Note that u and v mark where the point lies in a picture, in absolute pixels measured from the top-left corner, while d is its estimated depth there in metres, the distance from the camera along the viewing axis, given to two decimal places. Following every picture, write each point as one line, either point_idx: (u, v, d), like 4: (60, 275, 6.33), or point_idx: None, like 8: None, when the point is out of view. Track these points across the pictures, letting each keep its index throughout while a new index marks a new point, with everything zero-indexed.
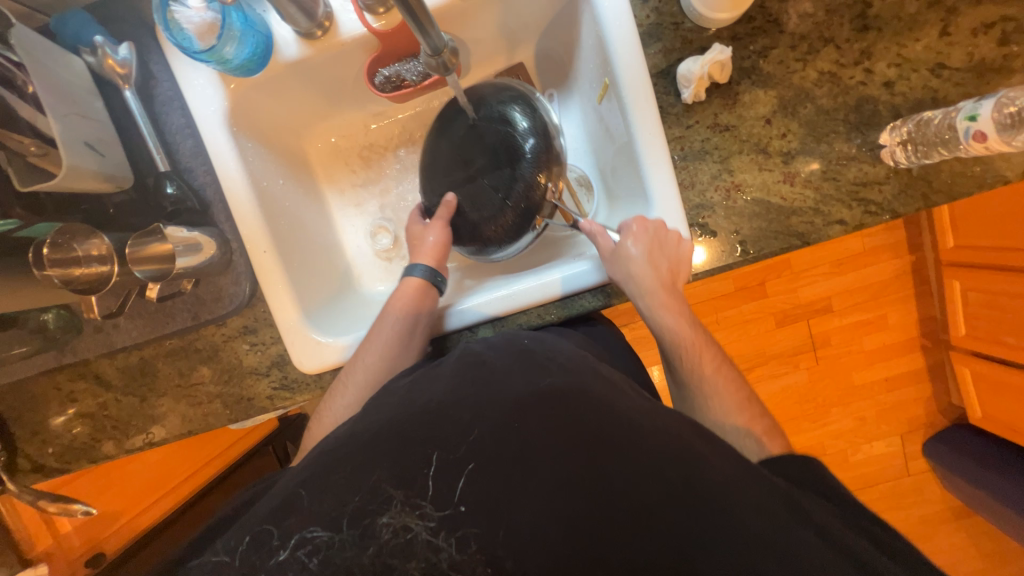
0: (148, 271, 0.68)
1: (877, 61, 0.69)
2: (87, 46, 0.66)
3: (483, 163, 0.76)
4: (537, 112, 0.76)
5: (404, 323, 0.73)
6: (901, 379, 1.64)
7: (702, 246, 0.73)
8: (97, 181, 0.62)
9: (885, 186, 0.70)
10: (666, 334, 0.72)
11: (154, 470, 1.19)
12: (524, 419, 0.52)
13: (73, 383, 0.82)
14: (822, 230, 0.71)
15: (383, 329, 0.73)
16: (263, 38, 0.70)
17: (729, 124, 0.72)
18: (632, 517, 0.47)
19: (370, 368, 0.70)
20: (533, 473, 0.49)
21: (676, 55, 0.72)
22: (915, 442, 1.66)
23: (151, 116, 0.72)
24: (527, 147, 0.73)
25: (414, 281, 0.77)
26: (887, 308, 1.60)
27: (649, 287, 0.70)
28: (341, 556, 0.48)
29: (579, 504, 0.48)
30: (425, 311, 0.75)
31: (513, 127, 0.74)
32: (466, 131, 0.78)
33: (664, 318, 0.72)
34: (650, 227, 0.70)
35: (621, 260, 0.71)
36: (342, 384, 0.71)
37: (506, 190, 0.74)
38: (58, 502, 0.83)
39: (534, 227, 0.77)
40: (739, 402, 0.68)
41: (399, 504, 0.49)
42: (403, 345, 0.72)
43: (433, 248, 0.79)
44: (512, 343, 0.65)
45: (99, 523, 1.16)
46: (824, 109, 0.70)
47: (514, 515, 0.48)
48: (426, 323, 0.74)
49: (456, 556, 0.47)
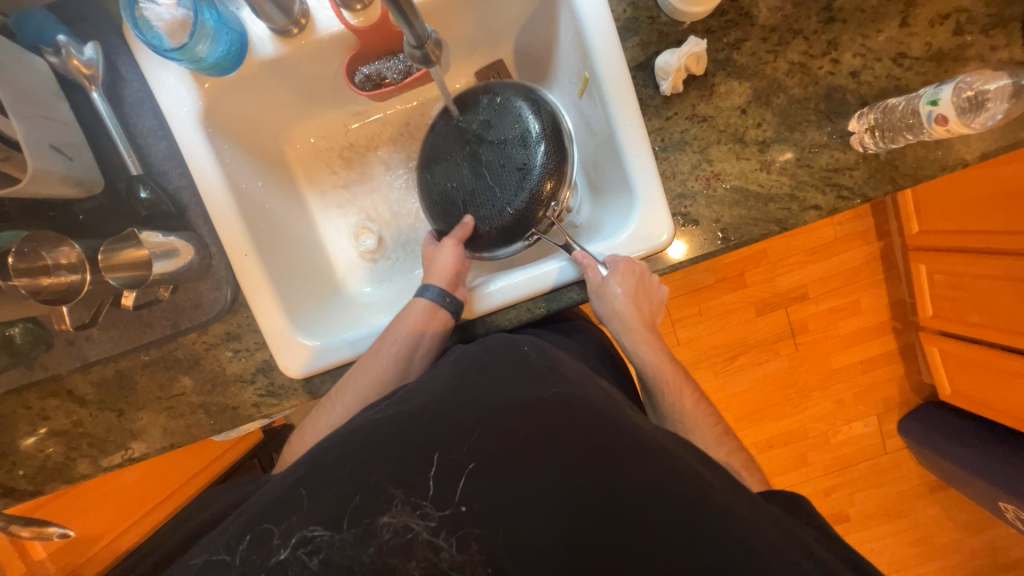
0: (121, 279, 0.65)
1: (844, 52, 0.72)
2: (50, 46, 0.64)
3: (494, 166, 0.76)
4: (550, 118, 0.76)
5: (406, 345, 0.72)
6: (875, 361, 1.71)
7: (683, 239, 0.75)
8: (66, 185, 0.59)
9: (855, 172, 0.73)
10: (644, 365, 0.80)
11: (132, 490, 1.14)
12: (529, 417, 0.55)
13: (45, 401, 0.78)
14: (799, 216, 0.74)
15: (378, 353, 0.71)
16: (237, 36, 0.68)
17: (706, 114, 0.73)
18: (627, 507, 0.50)
19: (361, 391, 0.69)
20: (534, 466, 0.51)
21: (653, 48, 0.74)
22: (890, 421, 1.73)
23: (121, 118, 0.70)
24: (536, 155, 0.74)
25: (424, 302, 0.74)
26: (859, 293, 1.66)
27: (632, 325, 0.77)
28: (341, 555, 0.47)
29: (579, 498, 0.50)
30: (429, 332, 0.73)
31: (525, 135, 0.75)
32: (481, 135, 0.78)
33: (642, 351, 0.79)
34: (636, 269, 0.73)
35: (610, 295, 0.72)
36: (329, 404, 0.70)
37: (509, 199, 0.75)
38: (32, 527, 0.78)
39: (527, 238, 0.77)
40: (718, 436, 0.78)
41: (400, 504, 0.48)
42: (403, 368, 0.71)
43: (448, 270, 0.76)
44: (511, 350, 0.68)
45: (74, 548, 1.09)
46: (796, 99, 0.73)
47: (515, 507, 0.49)
48: (428, 345, 0.73)
49: (457, 556, 0.47)
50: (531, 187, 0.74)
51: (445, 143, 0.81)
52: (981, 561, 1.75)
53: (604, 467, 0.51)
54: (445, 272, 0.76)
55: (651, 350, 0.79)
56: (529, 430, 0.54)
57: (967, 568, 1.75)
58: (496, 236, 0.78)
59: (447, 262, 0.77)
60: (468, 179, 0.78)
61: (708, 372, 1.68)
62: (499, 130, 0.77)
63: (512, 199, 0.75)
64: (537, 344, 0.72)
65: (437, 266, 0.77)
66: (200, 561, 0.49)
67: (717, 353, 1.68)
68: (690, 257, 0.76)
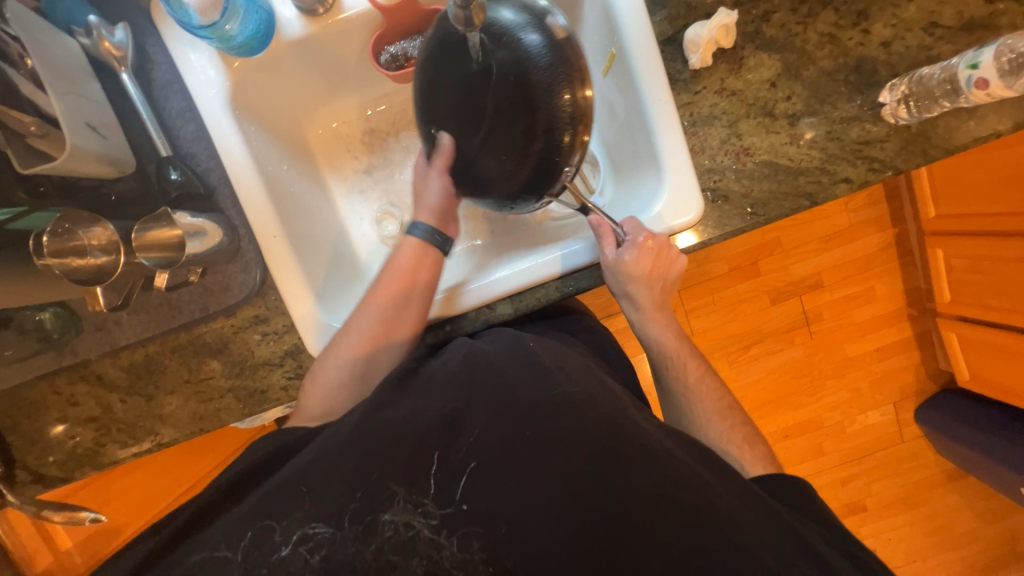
0: (154, 259, 0.65)
1: (874, 22, 0.71)
2: (81, 27, 0.64)
3: (496, 118, 0.58)
4: (558, 48, 0.56)
5: (399, 284, 0.70)
6: (893, 348, 1.69)
7: (692, 232, 0.75)
8: (100, 164, 0.59)
9: (887, 144, 0.72)
10: (654, 343, 0.79)
11: (151, 483, 1.13)
12: (536, 419, 0.53)
13: (74, 387, 0.78)
14: (829, 190, 0.73)
15: (375, 299, 0.70)
16: (266, 16, 0.68)
17: (735, 88, 0.73)
18: (637, 497, 0.50)
19: (362, 336, 0.68)
20: (556, 447, 0.52)
21: (681, 22, 0.73)
22: (907, 409, 1.71)
23: (150, 101, 0.70)
24: (545, 104, 0.56)
25: (413, 242, 0.72)
26: (875, 279, 1.65)
27: (643, 304, 0.75)
28: (342, 552, 0.48)
29: (578, 502, 0.49)
30: (424, 270, 0.71)
31: (527, 75, 0.56)
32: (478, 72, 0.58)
33: (650, 328, 0.78)
34: (656, 245, 0.70)
35: (625, 272, 0.70)
36: (324, 363, 0.69)
37: (514, 164, 0.59)
38: (64, 511, 0.78)
39: (540, 201, 0.63)
40: (722, 411, 0.75)
41: (401, 502, 0.50)
42: (403, 308, 0.70)
43: (434, 206, 0.72)
44: (517, 342, 0.65)
45: (103, 536, 1.10)
46: (826, 71, 0.72)
47: (524, 501, 0.50)
48: (426, 282, 0.71)
49: (457, 553, 0.48)
50: (535, 152, 0.58)
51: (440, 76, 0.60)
52: (998, 551, 1.73)
53: (605, 451, 0.51)
54: (425, 203, 0.72)
55: (661, 329, 0.78)
56: (542, 422, 0.53)
57: (984, 558, 1.74)
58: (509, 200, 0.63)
59: (429, 194, 0.71)
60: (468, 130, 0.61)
61: (723, 361, 1.67)
62: (497, 70, 0.57)
63: (519, 163, 0.59)
64: (544, 343, 0.69)
65: (420, 194, 0.73)
66: (195, 557, 0.49)
67: (732, 341, 1.66)
68: (703, 244, 0.76)
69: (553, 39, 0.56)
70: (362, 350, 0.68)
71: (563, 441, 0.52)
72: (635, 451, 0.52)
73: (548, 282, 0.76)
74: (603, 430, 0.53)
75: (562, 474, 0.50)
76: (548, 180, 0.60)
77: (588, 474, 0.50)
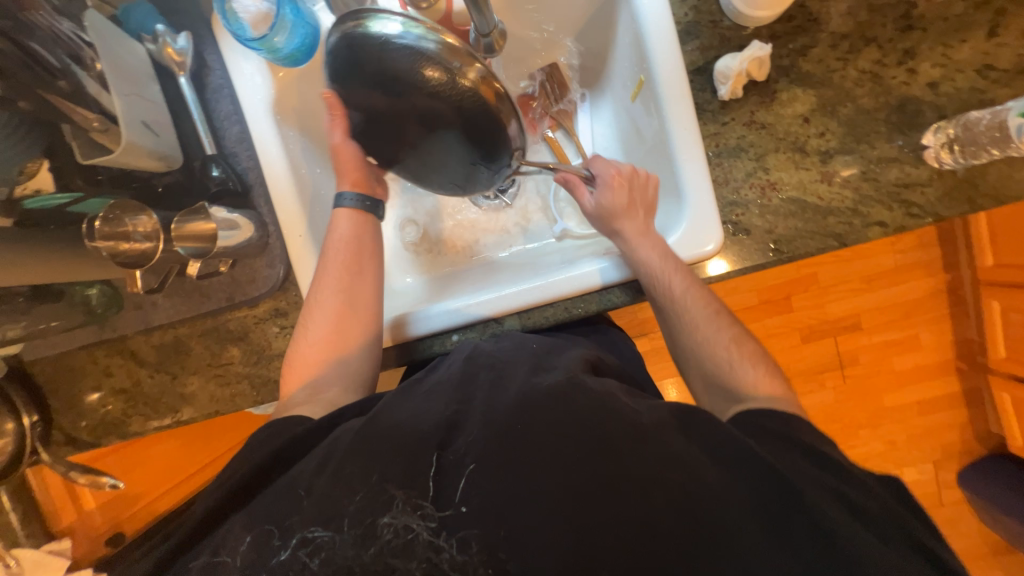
0: (189, 249, 0.70)
1: (921, 61, 0.68)
2: (149, 34, 0.70)
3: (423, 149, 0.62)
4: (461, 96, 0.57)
5: (347, 252, 0.72)
6: (936, 403, 1.57)
7: (723, 259, 0.72)
8: (152, 159, 0.64)
9: (928, 189, 0.68)
10: (644, 270, 0.69)
11: (168, 458, 1.18)
12: (547, 419, 0.50)
13: (110, 359, 0.84)
14: (861, 232, 0.70)
15: (329, 267, 0.71)
16: (312, 30, 0.72)
17: (765, 122, 0.71)
18: (656, 519, 0.45)
19: (328, 305, 0.70)
20: (563, 463, 0.47)
21: (713, 52, 0.72)
22: (949, 470, 1.58)
23: (202, 102, 0.75)
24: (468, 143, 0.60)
25: (345, 211, 0.74)
26: (919, 327, 1.54)
27: (632, 236, 0.70)
28: (341, 556, 0.45)
29: (587, 521, 0.45)
30: (368, 232, 0.75)
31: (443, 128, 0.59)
32: (382, 87, 0.57)
33: (638, 251, 0.70)
34: (626, 174, 0.73)
35: (607, 210, 0.72)
36: (299, 344, 0.69)
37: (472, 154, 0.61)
38: (87, 474, 0.84)
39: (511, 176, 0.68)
40: None
41: (400, 504, 0.47)
42: (357, 269, 0.72)
43: (350, 169, 0.75)
44: (520, 346, 0.65)
45: (123, 502, 1.17)
46: (864, 110, 0.69)
47: (521, 516, 0.46)
48: (372, 242, 0.75)
49: (457, 557, 0.45)
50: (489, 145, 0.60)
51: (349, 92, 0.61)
52: None
53: (620, 469, 0.47)
54: (343, 171, 0.75)
55: (652, 251, 0.69)
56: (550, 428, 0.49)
57: None
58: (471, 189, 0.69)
59: (345, 160, 0.74)
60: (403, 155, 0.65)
61: None
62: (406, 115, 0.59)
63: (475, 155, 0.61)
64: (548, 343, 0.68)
65: (337, 166, 0.75)
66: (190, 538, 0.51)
67: None
68: (731, 273, 0.73)
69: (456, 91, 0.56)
70: (331, 321, 0.69)
71: (568, 450, 0.48)
72: (648, 465, 0.47)
73: (558, 301, 0.77)
74: (622, 446, 0.48)
75: (573, 486, 0.46)
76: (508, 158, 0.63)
77: (598, 489, 0.46)
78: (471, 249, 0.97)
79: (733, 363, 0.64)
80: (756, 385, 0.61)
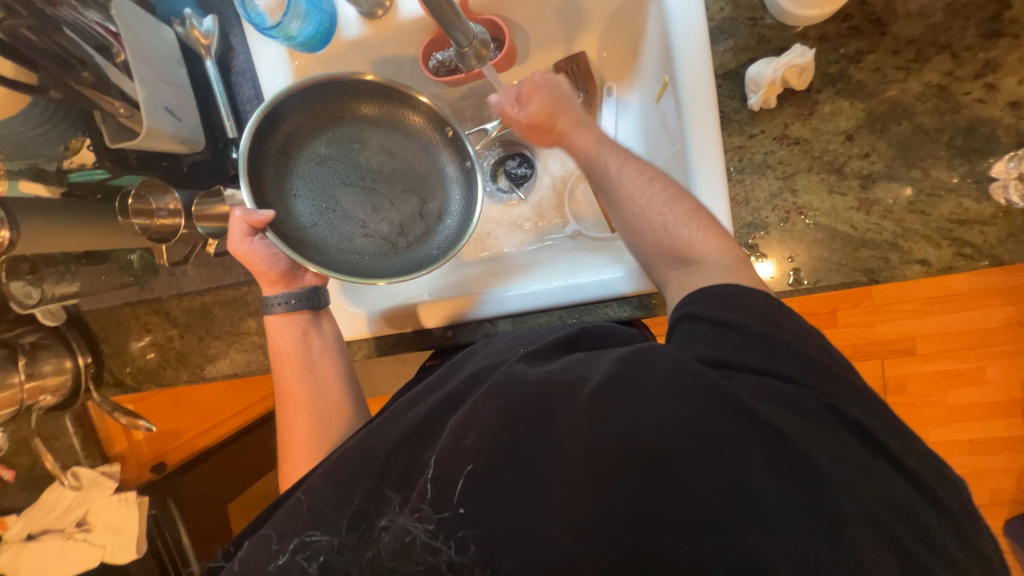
0: (209, 228, 0.74)
1: (1005, 76, 0.59)
2: (178, 18, 0.73)
3: (382, 191, 0.72)
4: (419, 148, 0.72)
5: (301, 357, 0.72)
6: (993, 444, 1.41)
7: (770, 261, 0.64)
8: (173, 142, 0.68)
9: (988, 228, 0.59)
10: (585, 162, 0.67)
11: (209, 399, 1.28)
12: (528, 438, 0.46)
13: (150, 316, 0.93)
14: (898, 269, 0.61)
15: (290, 379, 0.72)
16: (327, 17, 0.72)
17: (800, 137, 0.64)
18: (671, 553, 0.41)
19: (306, 413, 0.70)
20: (542, 478, 0.44)
21: (749, 54, 0.65)
22: (994, 516, 1.44)
23: (227, 86, 0.78)
24: (424, 184, 0.73)
25: (279, 313, 0.72)
26: (986, 360, 1.35)
27: (572, 126, 0.69)
28: (341, 561, 0.47)
29: (611, 530, 0.42)
30: (316, 327, 0.75)
31: (391, 175, 0.72)
32: (337, 146, 0.70)
33: (574, 140, 0.68)
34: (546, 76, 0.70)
35: (545, 109, 0.69)
36: (289, 461, 0.69)
37: (440, 212, 0.73)
38: (128, 416, 0.95)
39: (461, 164, 0.72)
40: None
41: (399, 506, 0.47)
42: (317, 366, 0.73)
43: (270, 270, 0.72)
44: (511, 345, 0.63)
45: (164, 435, 1.24)
46: (923, 129, 0.61)
47: (511, 533, 0.43)
48: (322, 335, 0.75)
49: (456, 558, 0.44)
50: (462, 223, 0.71)
51: (282, 153, 0.67)
52: None
53: (625, 492, 0.42)
54: (261, 274, 0.72)
55: (587, 138, 0.68)
56: (546, 440, 0.45)
57: None
58: (436, 221, 0.73)
59: (258, 263, 0.71)
60: (362, 193, 0.71)
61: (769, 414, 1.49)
62: (355, 167, 0.71)
63: (430, 212, 0.73)
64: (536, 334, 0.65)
65: (251, 267, 0.72)
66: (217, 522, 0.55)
67: None
68: (779, 282, 0.64)
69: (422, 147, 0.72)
70: (313, 425, 0.69)
71: (562, 465, 0.44)
72: (662, 499, 0.42)
73: (552, 309, 0.75)
74: (637, 476, 0.42)
75: (571, 506, 0.43)
76: (462, 177, 0.73)
77: (608, 506, 0.42)
78: (480, 244, 0.95)
79: (672, 222, 0.60)
80: (693, 244, 0.58)
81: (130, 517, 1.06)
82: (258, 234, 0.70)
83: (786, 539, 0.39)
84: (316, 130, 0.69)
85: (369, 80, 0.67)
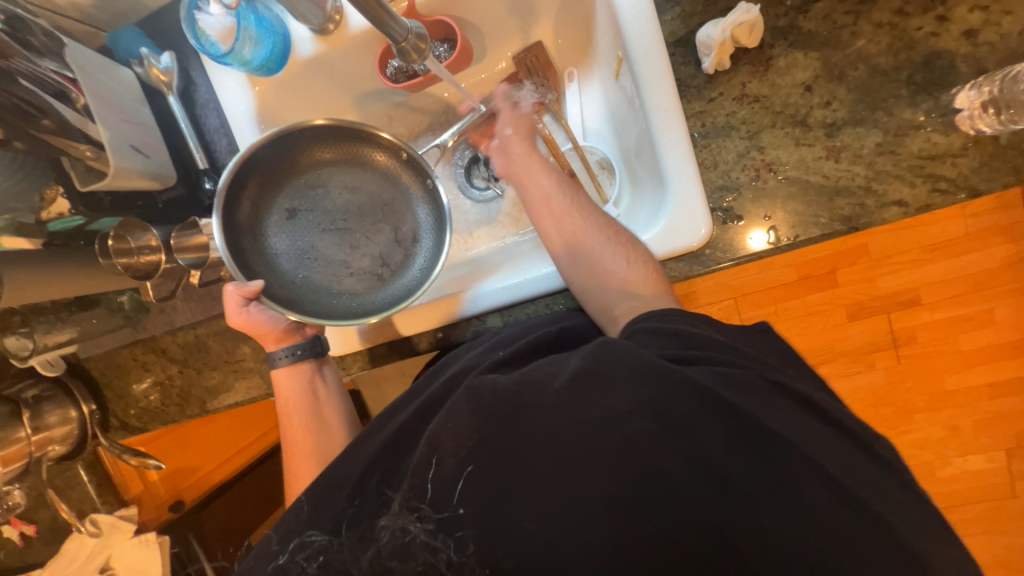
0: (189, 260, 0.74)
1: (955, 7, 0.59)
2: (136, 58, 0.74)
3: (355, 226, 0.72)
4: (383, 181, 0.73)
5: (305, 406, 0.71)
6: (1012, 386, 1.37)
7: (758, 229, 0.63)
8: (144, 179, 0.69)
9: (961, 159, 0.59)
10: (532, 205, 0.69)
11: (220, 433, 1.26)
12: (512, 429, 0.45)
13: (146, 355, 0.93)
14: (875, 213, 0.61)
15: (295, 429, 0.70)
16: (280, 37, 0.74)
17: (759, 93, 0.64)
18: (669, 521, 0.41)
19: (312, 464, 0.68)
20: (533, 466, 0.43)
21: (697, 19, 0.66)
22: None
23: (192, 118, 0.79)
24: (395, 212, 0.73)
25: (282, 368, 0.72)
26: (993, 300, 1.30)
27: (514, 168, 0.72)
28: (339, 560, 0.47)
29: (608, 508, 0.41)
30: (319, 377, 0.74)
31: (361, 210, 0.73)
32: (302, 191, 0.70)
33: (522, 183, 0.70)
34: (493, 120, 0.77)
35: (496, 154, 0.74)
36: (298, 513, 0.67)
37: (414, 234, 0.73)
38: (137, 457, 0.95)
39: (425, 186, 0.72)
40: None
41: (399, 507, 0.46)
42: (323, 414, 0.71)
43: (273, 331, 0.72)
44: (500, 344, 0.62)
45: (179, 474, 1.24)
46: (881, 70, 0.61)
47: (509, 524, 0.43)
48: (326, 383, 0.74)
49: (455, 557, 0.44)
50: (437, 238, 0.71)
51: (253, 216, 0.68)
52: None
53: (618, 467, 0.42)
54: (264, 336, 0.73)
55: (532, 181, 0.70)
56: (532, 429, 0.44)
57: None
58: (414, 245, 0.73)
59: (261, 327, 0.72)
60: (337, 234, 0.72)
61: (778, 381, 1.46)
62: (326, 210, 0.71)
63: (405, 236, 0.73)
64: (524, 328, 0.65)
65: (255, 333, 0.73)
66: None
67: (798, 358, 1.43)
68: (769, 240, 0.63)
69: (386, 177, 0.72)
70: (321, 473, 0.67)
71: (553, 450, 0.43)
72: (658, 473, 0.41)
73: (539, 298, 0.75)
74: (625, 449, 0.42)
75: (563, 492, 0.42)
76: (426, 194, 0.72)
77: (603, 484, 0.42)
78: (464, 243, 0.96)
79: (600, 250, 0.63)
80: (647, 284, 0.60)
81: (152, 558, 1.08)
82: (253, 300, 0.71)
83: (770, 487, 0.41)
84: (279, 183, 0.69)
85: (324, 124, 0.67)
